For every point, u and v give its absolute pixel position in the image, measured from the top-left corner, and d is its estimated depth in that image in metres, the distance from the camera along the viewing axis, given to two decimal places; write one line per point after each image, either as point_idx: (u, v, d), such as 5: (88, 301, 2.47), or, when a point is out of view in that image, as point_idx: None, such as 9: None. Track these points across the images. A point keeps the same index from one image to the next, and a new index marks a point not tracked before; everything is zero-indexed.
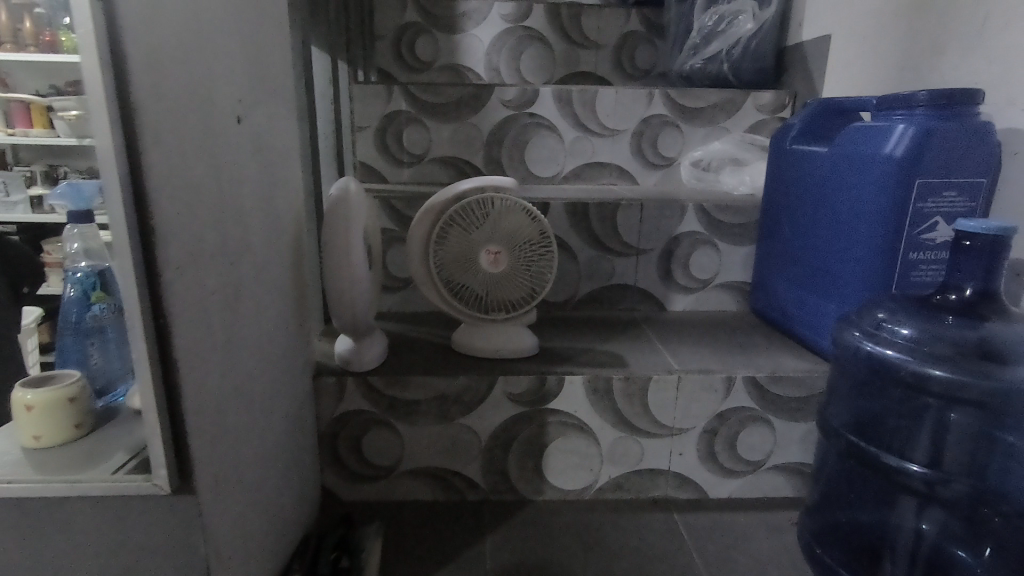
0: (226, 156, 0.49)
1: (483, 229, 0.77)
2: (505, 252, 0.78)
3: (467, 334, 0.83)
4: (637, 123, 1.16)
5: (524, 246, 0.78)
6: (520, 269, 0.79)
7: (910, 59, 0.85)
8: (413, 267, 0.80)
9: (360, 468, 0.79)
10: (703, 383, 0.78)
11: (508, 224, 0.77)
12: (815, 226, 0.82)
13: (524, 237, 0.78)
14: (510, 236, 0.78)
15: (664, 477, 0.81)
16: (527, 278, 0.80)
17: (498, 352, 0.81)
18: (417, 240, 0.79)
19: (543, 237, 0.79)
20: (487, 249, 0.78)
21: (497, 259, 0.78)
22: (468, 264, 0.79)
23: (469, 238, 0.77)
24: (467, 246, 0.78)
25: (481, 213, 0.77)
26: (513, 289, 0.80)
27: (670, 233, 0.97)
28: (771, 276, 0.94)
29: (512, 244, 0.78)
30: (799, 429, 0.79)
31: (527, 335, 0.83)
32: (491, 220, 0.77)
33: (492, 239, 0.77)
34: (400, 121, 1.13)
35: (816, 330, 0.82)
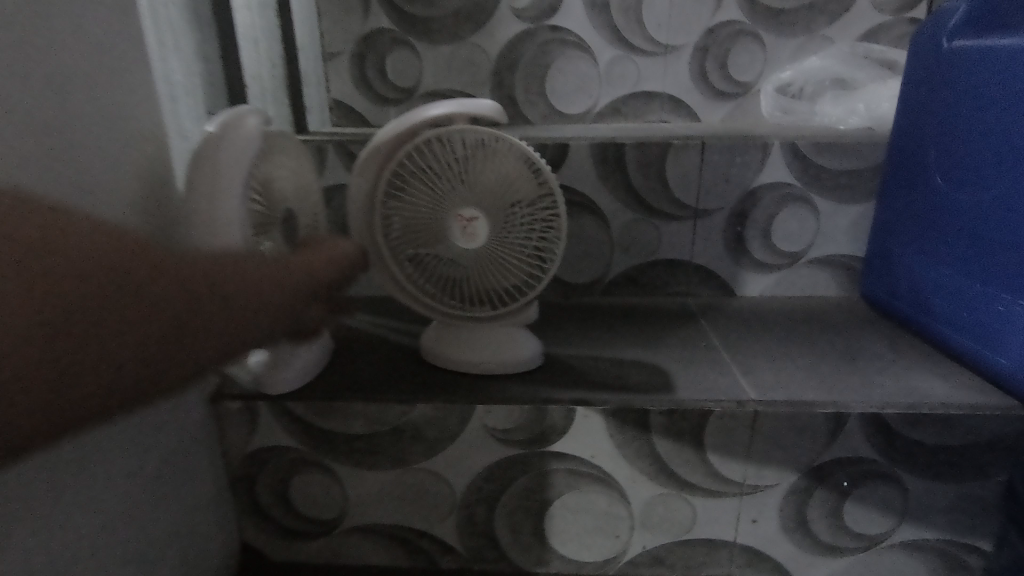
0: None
1: (450, 183, 0.50)
2: (484, 218, 0.51)
3: (438, 340, 0.58)
4: (701, 35, 0.84)
5: (514, 209, 0.51)
6: (509, 246, 0.52)
7: None
8: (357, 240, 0.56)
9: (289, 523, 0.57)
10: (793, 422, 0.50)
11: (486, 174, 0.50)
12: (993, 174, 0.51)
13: (515, 193, 0.50)
14: (491, 194, 0.50)
15: (726, 551, 0.55)
16: (522, 258, 0.53)
17: (480, 366, 0.56)
18: (359, 199, 0.54)
19: (544, 195, 0.51)
20: (458, 214, 0.51)
21: (471, 229, 0.51)
22: (430, 236, 0.53)
23: (430, 197, 0.51)
24: (427, 209, 0.52)
25: (445, 157, 0.50)
26: (500, 276, 0.54)
27: (744, 186, 0.68)
28: (901, 250, 0.63)
29: (493, 206, 0.50)
30: (946, 493, 0.50)
31: (526, 341, 0.57)
32: (462, 169, 0.50)
33: (465, 197, 0.50)
34: (382, 45, 0.87)
35: (990, 341, 0.51)
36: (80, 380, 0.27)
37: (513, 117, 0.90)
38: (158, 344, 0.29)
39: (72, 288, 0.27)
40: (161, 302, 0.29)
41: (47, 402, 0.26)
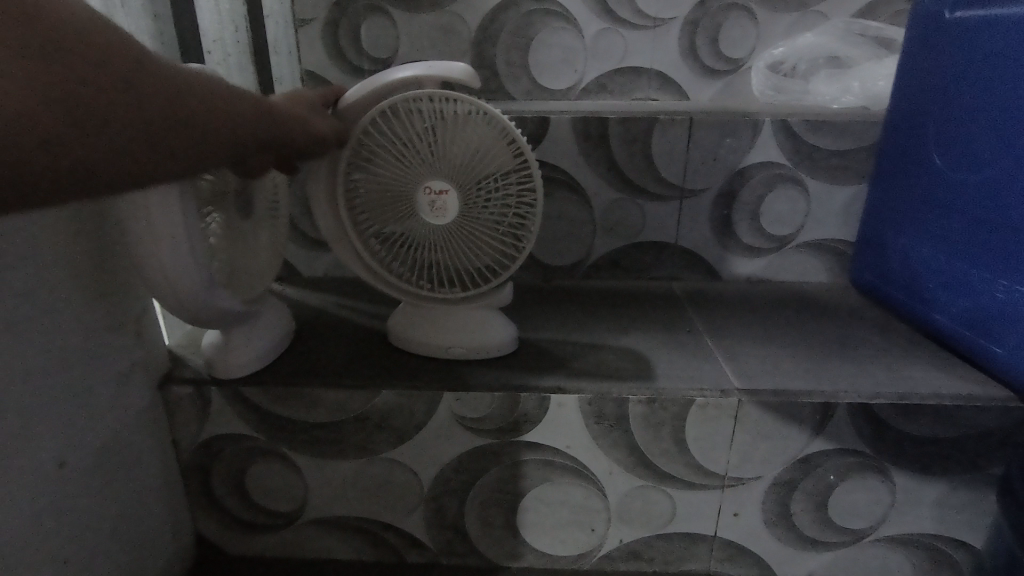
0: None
1: (417, 153, 0.46)
2: (454, 192, 0.47)
3: (407, 325, 0.55)
4: (691, 7, 0.80)
5: (486, 182, 0.47)
6: (481, 222, 0.48)
7: None
8: (319, 215, 0.52)
9: (247, 515, 0.54)
10: (781, 412, 0.47)
11: (455, 143, 0.46)
12: (996, 151, 0.48)
13: (489, 165, 0.46)
14: (462, 166, 0.46)
15: (706, 545, 0.53)
16: (496, 234, 0.49)
17: (453, 350, 0.53)
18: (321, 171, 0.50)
19: (518, 167, 0.47)
20: (426, 186, 0.47)
21: (441, 204, 0.47)
22: (397, 211, 0.49)
23: (396, 169, 0.47)
24: (393, 182, 0.48)
25: (411, 125, 0.46)
26: (472, 254, 0.50)
27: (734, 165, 0.65)
28: (895, 234, 0.60)
29: (464, 180, 0.47)
30: (937, 486, 0.48)
31: (501, 324, 0.54)
32: (430, 137, 0.46)
33: (434, 169, 0.47)
34: (356, 11, 0.82)
35: (989, 328, 0.49)
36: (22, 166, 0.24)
37: (495, 91, 0.86)
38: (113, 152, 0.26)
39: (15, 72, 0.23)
40: (112, 105, 0.26)
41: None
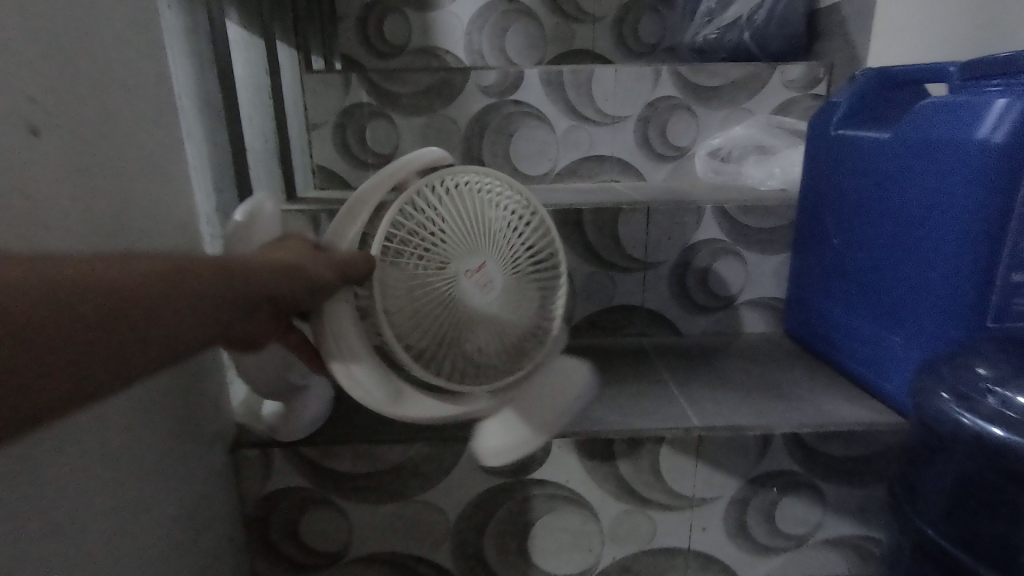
0: (3, 174, 0.33)
1: (448, 242, 0.50)
2: (492, 264, 0.52)
3: (494, 429, 0.57)
4: (643, 108, 0.97)
5: (512, 242, 0.54)
6: (519, 274, 0.54)
7: (989, 12, 0.65)
8: (354, 368, 0.50)
9: (299, 557, 0.63)
10: (731, 443, 0.60)
11: (473, 214, 0.52)
12: (881, 227, 0.62)
13: (499, 221, 0.53)
14: (489, 234, 0.52)
15: (683, 557, 0.64)
16: (535, 285, 0.56)
17: (549, 431, 0.57)
18: (342, 318, 0.49)
19: (527, 217, 0.56)
20: (468, 269, 0.51)
21: (487, 280, 0.51)
22: (448, 313, 0.50)
23: (432, 269, 0.50)
24: (435, 284, 0.50)
25: (426, 218, 0.50)
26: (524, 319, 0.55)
27: (684, 242, 0.79)
28: (812, 295, 0.75)
29: (495, 248, 0.52)
30: (856, 495, 0.62)
31: (580, 378, 0.63)
32: (449, 221, 0.51)
33: (467, 249, 0.51)
34: (361, 115, 0.96)
35: (879, 369, 0.63)
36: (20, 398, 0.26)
37: None
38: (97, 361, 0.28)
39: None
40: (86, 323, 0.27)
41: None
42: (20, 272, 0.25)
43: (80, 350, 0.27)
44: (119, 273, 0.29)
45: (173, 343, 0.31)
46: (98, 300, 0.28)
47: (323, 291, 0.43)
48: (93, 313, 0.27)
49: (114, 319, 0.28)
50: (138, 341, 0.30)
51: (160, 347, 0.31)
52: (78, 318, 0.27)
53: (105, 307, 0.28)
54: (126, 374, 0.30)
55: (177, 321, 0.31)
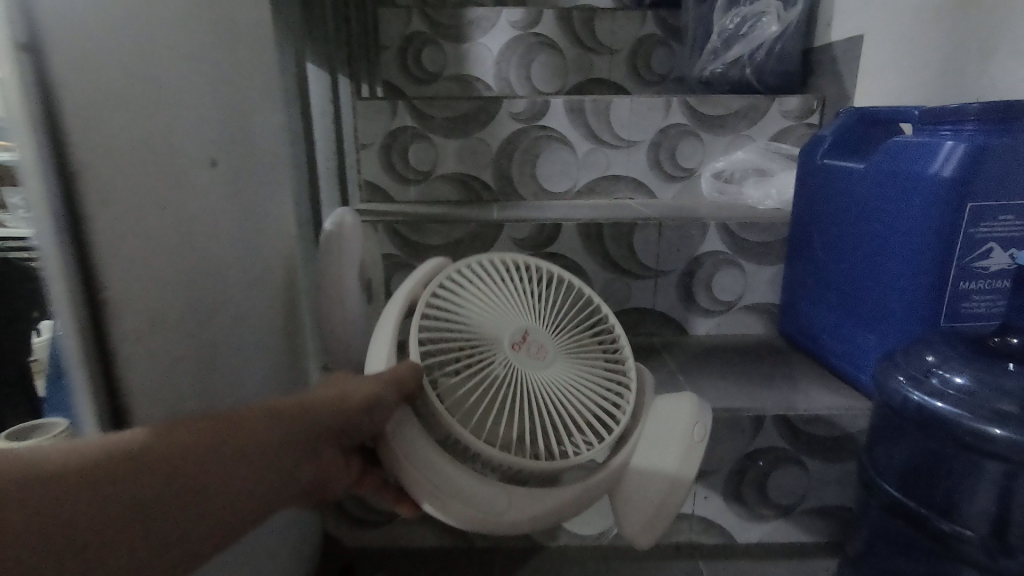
0: (195, 197, 0.44)
1: (493, 320, 0.53)
2: (536, 330, 0.55)
3: (627, 505, 0.53)
4: (655, 134, 1.09)
5: (547, 309, 0.58)
6: (562, 337, 0.57)
7: (954, 63, 0.77)
8: (450, 492, 0.46)
9: (361, 515, 0.75)
10: (731, 423, 0.71)
11: (503, 293, 0.56)
12: (857, 244, 0.73)
13: (523, 293, 0.57)
14: (525, 306, 0.56)
15: (687, 522, 0.75)
16: (582, 344, 0.57)
17: (679, 488, 0.53)
18: (419, 445, 0.47)
19: (553, 286, 0.60)
20: (512, 342, 0.52)
21: (538, 344, 0.54)
22: (520, 383, 0.50)
23: (486, 347, 0.51)
24: (496, 360, 0.51)
25: (463, 308, 0.53)
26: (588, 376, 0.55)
27: (691, 253, 0.91)
28: (801, 300, 0.86)
29: (534, 318, 0.56)
30: (836, 470, 0.73)
31: (687, 424, 0.54)
32: (477, 307, 0.54)
33: (504, 325, 0.53)
34: (406, 137, 1.05)
35: (854, 362, 0.75)
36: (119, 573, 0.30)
37: (510, 194, 1.12)
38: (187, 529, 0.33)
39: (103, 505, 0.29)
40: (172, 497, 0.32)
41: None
42: (109, 461, 0.30)
43: (172, 519, 0.32)
44: (193, 436, 0.34)
45: (248, 497, 0.35)
46: (175, 469, 0.32)
47: (378, 404, 0.44)
48: (177, 483, 0.32)
49: (193, 486, 0.33)
50: (222, 500, 0.34)
51: (241, 501, 0.35)
52: (165, 487, 0.32)
53: (186, 475, 0.33)
54: (207, 533, 0.34)
55: (246, 476, 0.35)
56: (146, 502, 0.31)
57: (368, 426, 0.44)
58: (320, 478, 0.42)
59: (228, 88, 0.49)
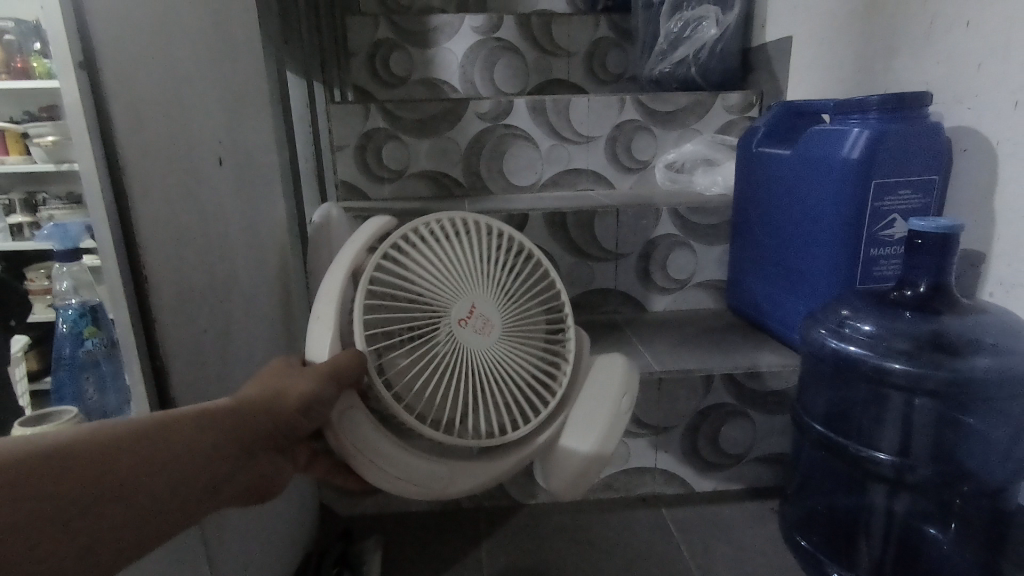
0: (205, 191, 0.51)
1: (440, 290, 0.53)
2: (486, 303, 0.54)
3: (557, 459, 0.53)
4: (611, 129, 1.18)
5: (500, 275, 0.57)
6: (513, 309, 0.56)
7: (865, 60, 0.88)
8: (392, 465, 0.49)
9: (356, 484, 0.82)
10: (684, 383, 0.81)
11: (454, 258, 0.55)
12: (788, 221, 0.82)
13: (477, 259, 0.55)
14: (480, 274, 0.55)
15: (651, 474, 0.84)
16: (533, 316, 0.58)
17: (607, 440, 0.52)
18: (363, 425, 0.49)
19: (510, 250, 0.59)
20: (459, 321, 0.53)
21: (485, 318, 0.54)
22: (461, 364, 0.53)
23: (430, 325, 0.52)
24: (438, 341, 0.52)
25: (410, 275, 0.53)
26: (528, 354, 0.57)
27: (647, 236, 1.00)
28: (744, 275, 0.96)
29: (483, 285, 0.55)
30: (778, 420, 0.83)
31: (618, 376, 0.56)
32: (427, 280, 0.53)
33: (454, 300, 0.53)
34: (379, 138, 1.12)
35: (789, 325, 0.85)
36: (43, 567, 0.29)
37: (479, 189, 1.20)
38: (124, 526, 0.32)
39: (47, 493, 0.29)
40: (112, 494, 0.31)
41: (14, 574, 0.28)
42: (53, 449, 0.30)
43: (76, 518, 0.30)
44: (114, 436, 0.32)
45: (176, 500, 0.34)
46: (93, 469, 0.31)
47: (314, 400, 0.43)
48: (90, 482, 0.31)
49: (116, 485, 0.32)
50: (142, 503, 0.33)
51: (164, 506, 0.34)
52: (80, 488, 0.30)
53: (102, 477, 0.31)
54: (141, 533, 0.33)
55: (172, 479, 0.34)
56: (57, 502, 0.29)
57: (304, 425, 0.44)
58: (265, 479, 0.42)
59: (227, 94, 0.56)
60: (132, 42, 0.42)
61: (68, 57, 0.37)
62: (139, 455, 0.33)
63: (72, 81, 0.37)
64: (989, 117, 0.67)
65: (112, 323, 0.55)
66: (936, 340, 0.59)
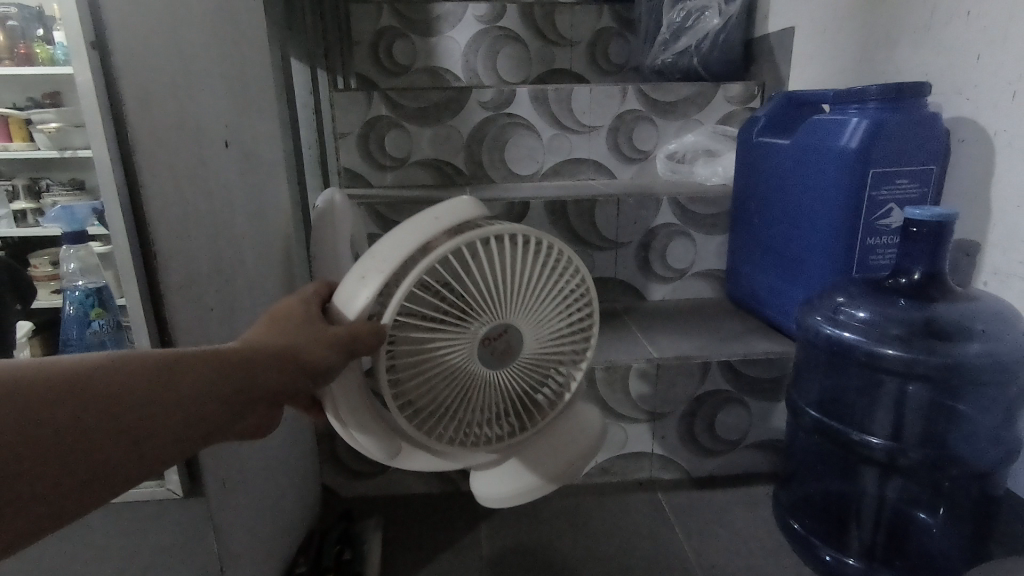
0: (212, 172, 0.52)
1: (484, 303, 0.44)
2: (520, 331, 0.46)
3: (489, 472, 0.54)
4: (612, 119, 1.18)
5: (552, 305, 0.47)
6: (549, 339, 0.48)
7: (867, 51, 0.88)
8: (356, 434, 0.46)
9: (357, 465, 0.83)
10: (681, 369, 0.82)
11: (516, 275, 0.44)
12: (787, 210, 0.83)
13: (537, 283, 0.46)
14: (529, 299, 0.45)
15: (648, 459, 0.86)
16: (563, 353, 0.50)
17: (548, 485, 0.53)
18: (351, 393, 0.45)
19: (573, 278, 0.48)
20: (483, 340, 0.45)
21: (511, 345, 0.46)
22: (461, 383, 0.45)
23: (453, 338, 0.44)
24: (455, 357, 0.44)
25: (466, 277, 0.43)
26: (536, 388, 0.50)
27: (647, 225, 1.00)
28: (743, 264, 0.97)
29: (526, 311, 0.46)
30: (773, 407, 0.84)
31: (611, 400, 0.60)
32: (474, 291, 0.43)
33: (490, 320, 0.44)
34: (382, 126, 1.12)
35: (786, 314, 0.86)
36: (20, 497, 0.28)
37: (481, 178, 1.20)
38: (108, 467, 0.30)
39: (29, 427, 0.28)
40: (100, 433, 0.30)
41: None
42: (43, 379, 0.29)
43: (59, 454, 0.29)
44: (107, 376, 0.31)
45: (170, 446, 0.32)
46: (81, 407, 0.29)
47: (325, 370, 0.39)
48: (76, 419, 0.29)
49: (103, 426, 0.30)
50: (129, 448, 0.31)
51: (151, 453, 0.32)
52: (64, 424, 0.29)
53: (90, 415, 0.30)
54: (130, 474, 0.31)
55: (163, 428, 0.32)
56: (41, 433, 0.28)
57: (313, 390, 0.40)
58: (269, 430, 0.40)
59: (233, 78, 0.57)
60: (141, 23, 0.43)
61: (81, 36, 0.38)
62: (134, 397, 0.31)
63: (84, 63, 0.39)
64: (987, 107, 0.68)
65: (118, 305, 0.56)
66: (928, 326, 0.60)
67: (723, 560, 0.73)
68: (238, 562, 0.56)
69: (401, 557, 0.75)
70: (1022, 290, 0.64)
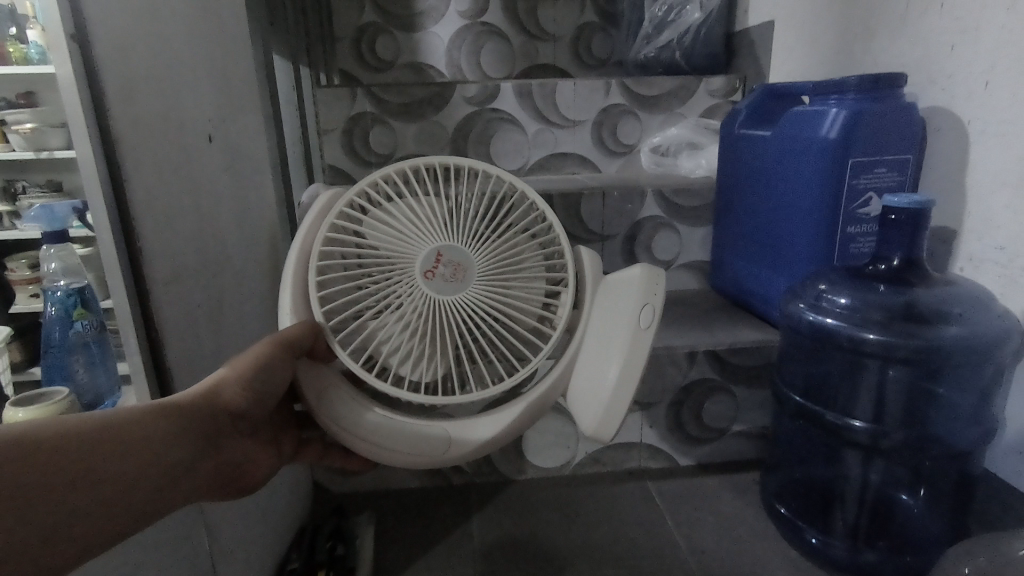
0: (196, 168, 0.51)
1: (402, 242, 0.53)
2: (454, 247, 0.52)
3: (586, 394, 0.51)
4: (597, 114, 1.19)
5: (466, 219, 0.54)
6: (493, 250, 0.54)
7: (844, 43, 0.89)
8: (368, 418, 0.52)
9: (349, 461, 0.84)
10: (669, 359, 0.82)
11: (409, 210, 0.54)
12: (769, 200, 0.84)
13: (435, 206, 0.54)
14: (439, 220, 0.53)
15: (637, 449, 0.87)
16: (521, 255, 0.55)
17: (634, 364, 0.48)
18: (333, 399, 0.52)
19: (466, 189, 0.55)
20: (426, 269, 0.52)
21: (454, 264, 0.52)
22: (434, 316, 0.51)
23: (394, 278, 0.52)
24: (403, 291, 0.52)
25: (364, 241, 0.53)
26: (511, 301, 0.53)
27: (632, 218, 1.01)
28: (727, 255, 0.98)
29: (447, 230, 0.53)
30: (759, 395, 0.85)
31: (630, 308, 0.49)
32: (384, 237, 0.53)
33: (417, 251, 0.52)
34: (366, 122, 1.12)
35: (770, 303, 0.87)
36: (73, 529, 0.35)
37: None
38: (131, 499, 0.38)
39: (77, 468, 0.35)
40: (124, 469, 0.38)
41: (52, 531, 0.33)
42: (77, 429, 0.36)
43: (96, 489, 0.36)
44: (106, 420, 0.38)
45: (171, 476, 0.41)
46: (53, 463, 0.34)
47: (268, 375, 0.49)
48: (108, 458, 0.37)
49: (75, 477, 0.35)
50: (138, 481, 0.38)
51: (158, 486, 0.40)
52: (98, 461, 0.36)
53: (115, 454, 0.37)
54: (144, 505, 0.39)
55: (125, 472, 0.38)
56: (82, 472, 0.35)
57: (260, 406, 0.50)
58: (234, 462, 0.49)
59: (216, 72, 0.56)
60: (121, 17, 0.42)
61: (62, 31, 0.38)
62: (142, 435, 0.39)
63: (65, 59, 0.38)
64: (961, 96, 0.69)
65: (101, 306, 0.55)
66: (908, 311, 0.61)
67: (713, 547, 0.74)
68: (227, 559, 0.56)
69: (394, 551, 0.75)
70: (997, 274, 0.66)
